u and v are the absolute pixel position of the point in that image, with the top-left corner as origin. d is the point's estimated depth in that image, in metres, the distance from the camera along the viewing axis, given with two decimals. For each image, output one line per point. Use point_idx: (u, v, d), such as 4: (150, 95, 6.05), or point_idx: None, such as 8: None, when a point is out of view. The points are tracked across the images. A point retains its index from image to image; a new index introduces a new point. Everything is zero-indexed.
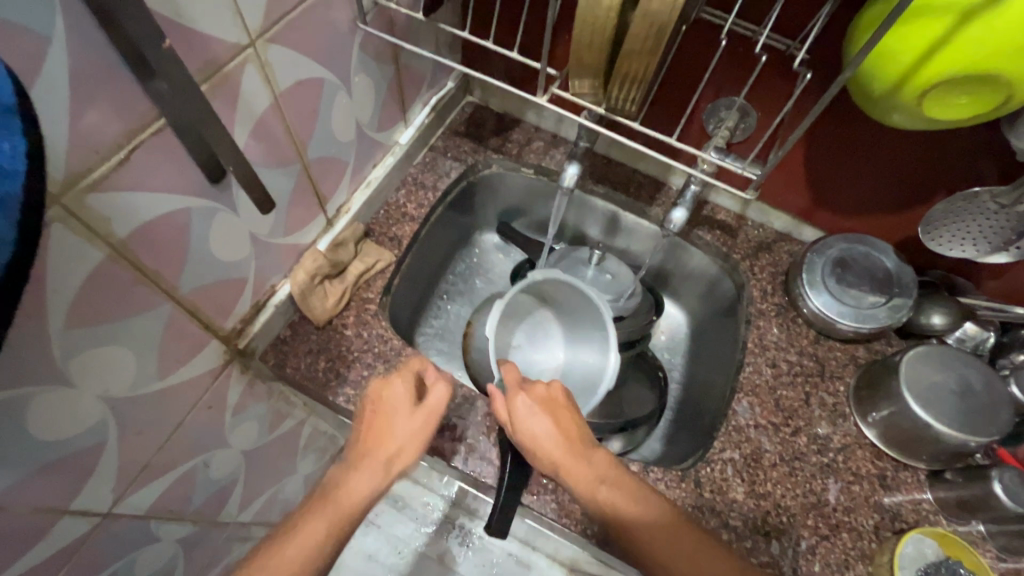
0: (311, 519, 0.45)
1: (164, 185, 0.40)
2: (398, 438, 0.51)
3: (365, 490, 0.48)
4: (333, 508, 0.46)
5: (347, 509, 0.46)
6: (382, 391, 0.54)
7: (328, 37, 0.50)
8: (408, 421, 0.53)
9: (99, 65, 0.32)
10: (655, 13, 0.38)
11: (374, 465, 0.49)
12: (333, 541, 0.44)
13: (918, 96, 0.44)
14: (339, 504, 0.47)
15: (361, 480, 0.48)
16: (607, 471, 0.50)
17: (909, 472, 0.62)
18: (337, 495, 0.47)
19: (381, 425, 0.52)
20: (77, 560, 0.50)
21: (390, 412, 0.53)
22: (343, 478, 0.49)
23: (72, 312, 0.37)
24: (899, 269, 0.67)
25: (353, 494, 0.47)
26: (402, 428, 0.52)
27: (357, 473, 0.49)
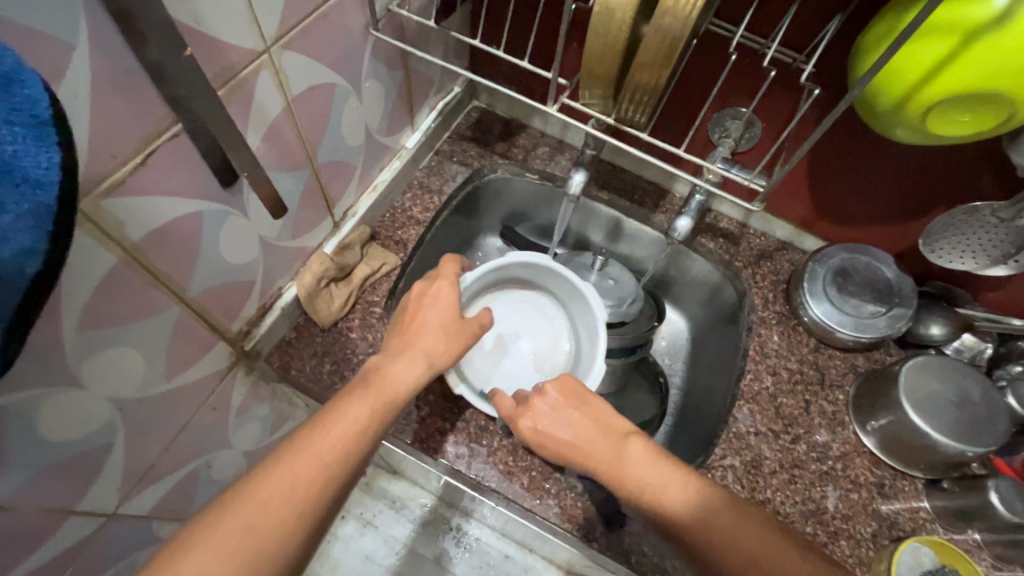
0: (352, 402, 0.45)
1: (179, 189, 0.40)
2: (432, 336, 0.52)
3: (407, 371, 0.49)
4: (380, 389, 0.47)
5: (392, 393, 0.48)
6: (421, 288, 0.55)
7: (340, 43, 0.51)
8: (442, 315, 0.54)
9: (120, 71, 0.32)
10: (668, 26, 0.38)
11: (415, 355, 0.51)
12: (377, 420, 0.46)
13: (922, 113, 0.44)
14: (385, 386, 0.48)
15: (402, 362, 0.50)
16: (643, 456, 0.49)
17: (907, 480, 0.63)
18: (376, 378, 0.48)
19: (417, 320, 0.53)
20: (81, 559, 0.50)
21: (429, 303, 0.54)
22: (385, 363, 0.50)
23: (86, 314, 0.37)
24: (899, 280, 0.68)
25: (396, 381, 0.49)
26: (434, 316, 0.53)
27: (402, 360, 0.50)
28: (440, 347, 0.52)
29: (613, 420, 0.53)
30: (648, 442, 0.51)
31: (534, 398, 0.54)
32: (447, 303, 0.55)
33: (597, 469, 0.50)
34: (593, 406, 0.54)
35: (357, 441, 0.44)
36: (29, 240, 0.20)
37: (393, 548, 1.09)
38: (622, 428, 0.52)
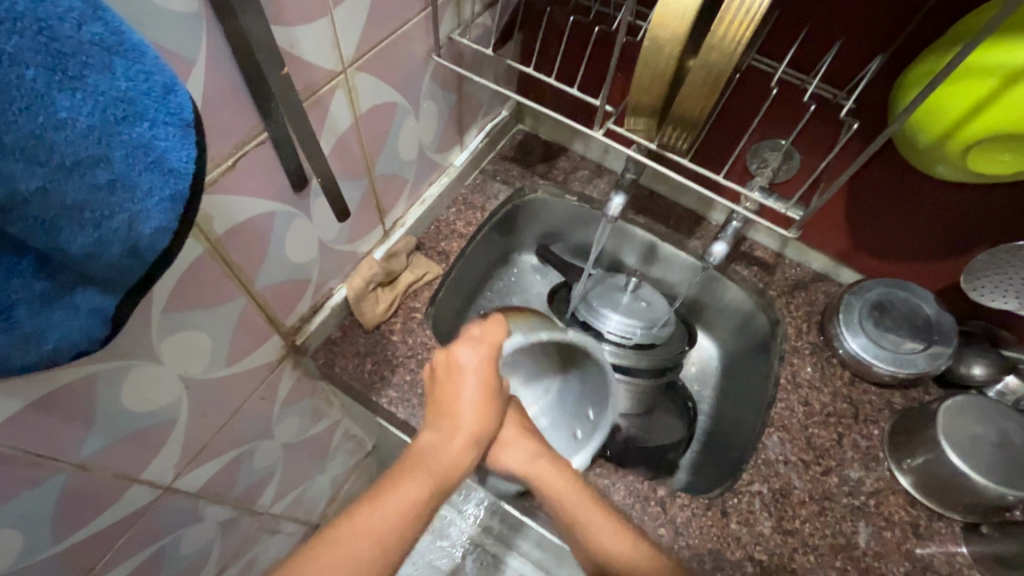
0: (408, 482, 0.49)
1: (260, 192, 0.45)
2: (472, 416, 0.54)
3: (460, 456, 0.52)
4: (435, 474, 0.50)
5: (447, 474, 0.51)
6: (460, 359, 0.55)
7: (406, 66, 0.55)
8: (477, 386, 0.55)
9: (225, 83, 0.37)
10: (714, 61, 0.41)
11: (464, 439, 0.53)
12: (432, 502, 0.49)
13: (960, 151, 0.46)
14: (437, 471, 0.50)
15: (455, 450, 0.52)
16: (585, 507, 0.54)
17: (944, 523, 0.61)
18: (434, 458, 0.51)
19: (456, 396, 0.54)
20: (136, 527, 0.54)
21: (466, 376, 0.55)
22: (443, 441, 0.52)
23: (173, 296, 0.42)
24: (939, 316, 0.67)
25: (449, 463, 0.51)
26: (472, 392, 0.54)
27: (452, 444, 0.52)
28: (484, 424, 0.55)
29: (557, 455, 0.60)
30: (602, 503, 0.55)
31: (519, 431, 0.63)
32: (483, 378, 0.55)
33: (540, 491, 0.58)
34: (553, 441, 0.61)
35: (413, 521, 0.47)
36: (162, 220, 0.24)
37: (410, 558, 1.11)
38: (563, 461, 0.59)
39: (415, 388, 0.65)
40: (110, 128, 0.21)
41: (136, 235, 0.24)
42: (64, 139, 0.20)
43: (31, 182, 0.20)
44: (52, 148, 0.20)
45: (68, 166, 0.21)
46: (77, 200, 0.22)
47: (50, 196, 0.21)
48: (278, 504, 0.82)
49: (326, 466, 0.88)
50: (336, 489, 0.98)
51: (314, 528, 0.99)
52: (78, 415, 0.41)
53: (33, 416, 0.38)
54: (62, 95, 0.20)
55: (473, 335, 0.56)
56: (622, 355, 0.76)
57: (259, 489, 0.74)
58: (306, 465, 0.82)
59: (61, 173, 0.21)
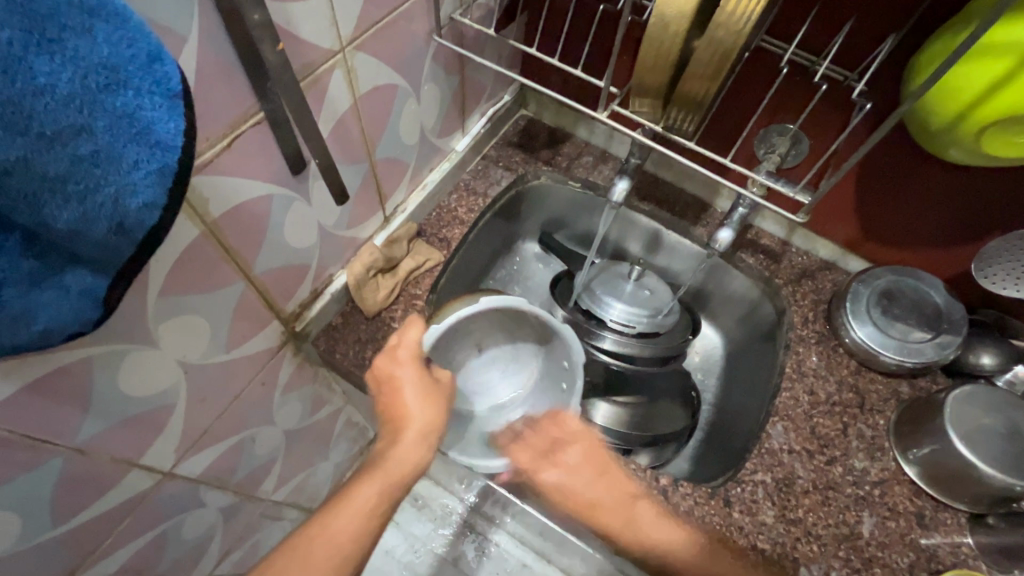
0: (362, 484, 0.49)
1: (257, 174, 0.44)
2: (419, 416, 0.53)
3: (411, 459, 0.51)
4: (382, 475, 0.50)
5: (398, 474, 0.51)
6: (384, 369, 0.54)
7: (406, 47, 0.54)
8: (415, 387, 0.53)
9: (220, 60, 0.36)
10: (721, 38, 0.40)
11: (411, 436, 0.52)
12: (385, 502, 0.49)
13: (973, 135, 0.44)
14: (387, 472, 0.50)
15: (405, 452, 0.51)
16: (648, 521, 0.55)
17: (950, 513, 0.61)
18: (387, 460, 0.51)
19: (398, 405, 0.53)
20: (136, 512, 0.54)
21: (401, 384, 0.53)
22: (391, 445, 0.52)
23: (169, 280, 0.42)
24: (948, 305, 0.66)
25: (402, 464, 0.51)
26: (412, 395, 0.53)
27: (400, 443, 0.52)
28: (430, 420, 0.53)
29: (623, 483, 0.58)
30: (657, 508, 0.56)
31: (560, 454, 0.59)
32: (417, 379, 0.53)
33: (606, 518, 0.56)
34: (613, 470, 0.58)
35: (367, 523, 0.48)
36: (151, 195, 0.24)
37: (412, 545, 1.11)
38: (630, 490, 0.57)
39: None
40: (92, 96, 0.21)
41: (123, 211, 0.23)
42: (44, 106, 0.20)
43: (10, 151, 0.20)
44: (31, 116, 0.20)
45: (48, 136, 0.20)
46: (61, 171, 0.21)
47: (31, 167, 0.21)
48: (280, 490, 0.82)
49: (328, 453, 0.88)
50: (339, 477, 0.98)
51: None
52: (75, 399, 0.40)
53: (27, 399, 0.37)
54: (40, 59, 0.19)
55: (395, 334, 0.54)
56: (624, 344, 0.74)
57: (261, 476, 0.74)
58: (308, 452, 0.82)
59: (42, 142, 0.20)
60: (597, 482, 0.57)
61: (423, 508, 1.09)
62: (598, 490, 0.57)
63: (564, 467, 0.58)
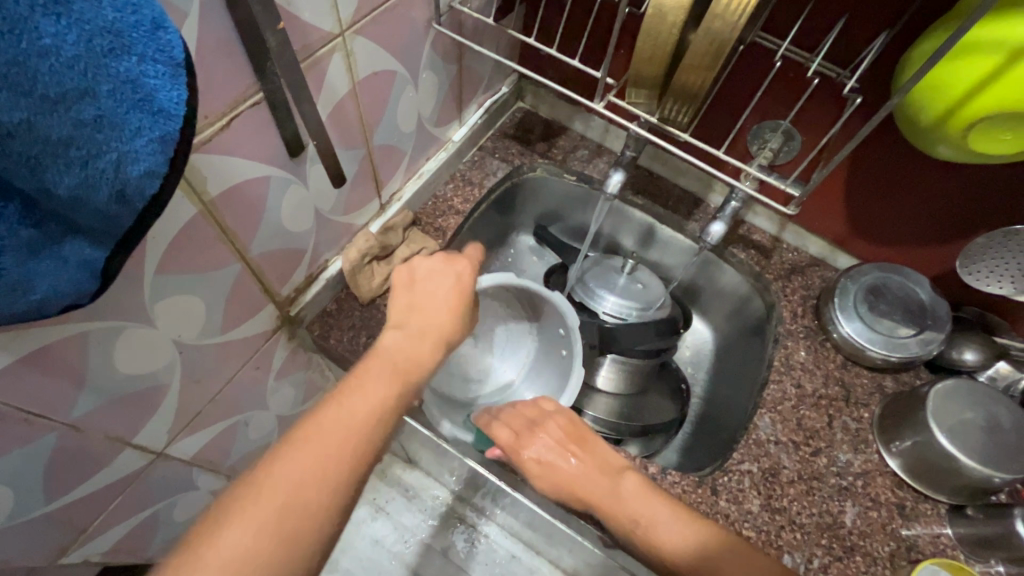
0: (371, 377, 0.44)
1: (254, 155, 0.44)
2: (442, 319, 0.51)
3: (431, 358, 0.49)
4: (396, 368, 0.46)
5: (411, 372, 0.47)
6: (416, 274, 0.53)
7: (405, 33, 0.54)
8: (451, 294, 0.52)
9: (221, 39, 0.36)
10: (718, 29, 0.40)
11: (430, 336, 0.49)
12: (397, 405, 0.44)
13: (961, 131, 0.45)
14: (405, 367, 0.47)
15: (424, 349, 0.48)
16: (635, 493, 0.53)
17: (930, 504, 0.62)
18: (398, 355, 0.47)
19: (422, 301, 0.51)
20: (128, 492, 0.54)
21: (439, 289, 0.52)
22: (407, 345, 0.48)
23: (166, 258, 0.42)
24: (933, 301, 0.67)
25: (414, 360, 0.48)
26: (447, 301, 0.51)
27: (417, 343, 0.49)
28: (453, 327, 0.51)
29: (609, 457, 0.57)
30: (642, 479, 0.54)
31: (539, 432, 0.59)
32: (459, 288, 0.52)
33: (595, 504, 0.55)
34: (594, 443, 0.58)
35: (379, 423, 0.42)
36: (152, 163, 0.24)
37: (401, 536, 1.09)
38: (617, 464, 0.57)
39: None
40: (96, 60, 0.21)
41: (124, 179, 0.24)
42: (49, 68, 0.20)
43: (15, 114, 0.20)
44: (36, 78, 0.20)
45: (53, 99, 0.21)
46: (63, 135, 0.22)
47: (35, 130, 0.21)
48: None
49: None
50: None
51: None
52: (70, 375, 0.40)
53: (22, 372, 0.37)
54: (46, 20, 0.20)
55: (436, 273, 0.52)
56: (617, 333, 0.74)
57: (253, 461, 0.74)
58: None
59: (46, 105, 0.21)
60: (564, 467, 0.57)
61: (413, 499, 1.10)
62: (580, 458, 0.57)
63: (542, 445, 0.58)
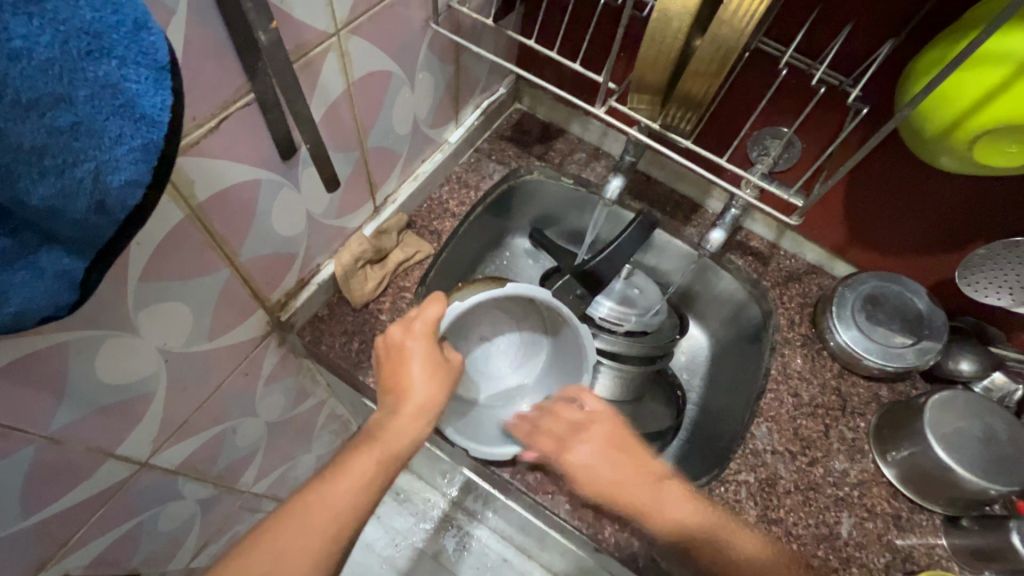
0: (359, 457, 0.48)
1: (244, 158, 0.43)
2: (421, 391, 0.52)
3: (411, 436, 0.50)
4: (381, 448, 0.49)
5: (396, 447, 0.49)
6: (394, 340, 0.54)
7: (402, 33, 0.53)
8: (425, 361, 0.53)
9: (211, 38, 0.35)
10: (724, 36, 0.40)
11: (410, 411, 0.51)
12: (379, 474, 0.48)
13: (966, 142, 0.45)
14: (387, 444, 0.49)
15: (402, 426, 0.50)
16: (680, 498, 0.52)
17: (925, 515, 0.62)
18: (383, 432, 0.50)
19: (401, 375, 0.53)
20: (111, 503, 0.53)
21: (410, 356, 0.53)
22: (386, 419, 0.51)
23: (151, 263, 0.40)
24: (931, 311, 0.67)
25: (397, 435, 0.50)
26: (419, 368, 0.52)
27: (397, 418, 0.51)
28: (432, 397, 0.52)
29: (647, 461, 0.55)
30: (685, 488, 0.53)
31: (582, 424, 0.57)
32: (426, 353, 0.53)
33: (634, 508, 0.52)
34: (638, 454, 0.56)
35: (365, 496, 0.47)
36: (135, 172, 0.22)
37: (393, 539, 1.11)
38: (657, 471, 0.54)
39: None
40: (70, 63, 0.20)
41: (103, 188, 0.22)
42: (20, 71, 0.19)
43: None
44: (7, 82, 0.19)
45: (25, 104, 0.19)
46: (36, 143, 0.20)
47: (5, 137, 0.20)
48: (259, 484, 0.80)
49: (310, 446, 0.87)
50: (321, 469, 0.97)
51: None
52: (50, 386, 0.39)
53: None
54: (17, 20, 0.18)
55: (410, 337, 0.53)
56: (614, 342, 0.73)
57: (241, 467, 0.72)
58: (289, 444, 0.81)
59: (17, 111, 0.19)
60: (605, 453, 0.55)
61: (405, 503, 1.09)
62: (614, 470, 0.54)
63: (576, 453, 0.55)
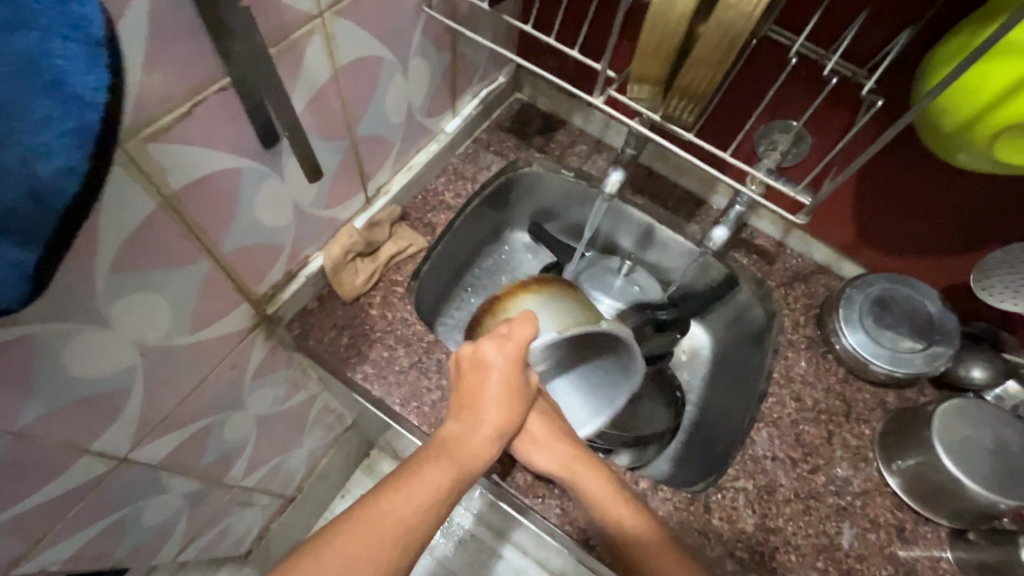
0: (433, 468, 0.46)
1: (221, 146, 0.41)
2: (499, 412, 0.51)
3: (485, 455, 0.49)
4: (454, 462, 0.47)
5: (469, 464, 0.48)
6: (485, 353, 0.52)
7: (392, 16, 0.51)
8: (503, 380, 0.52)
9: (179, 17, 0.33)
10: (731, 21, 0.37)
11: (488, 433, 0.50)
12: (454, 490, 0.47)
13: (987, 139, 0.42)
14: (461, 459, 0.48)
15: (479, 444, 0.49)
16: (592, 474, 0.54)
17: (930, 527, 0.60)
18: (459, 447, 0.48)
19: (479, 394, 0.51)
20: (88, 499, 0.51)
21: (492, 372, 0.51)
22: (466, 433, 0.50)
23: (121, 255, 0.39)
24: (942, 316, 0.64)
25: (473, 453, 0.49)
26: (497, 390, 0.51)
27: (477, 435, 0.50)
28: (509, 420, 0.51)
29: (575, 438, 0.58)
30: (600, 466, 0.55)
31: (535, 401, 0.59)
32: (508, 377, 0.52)
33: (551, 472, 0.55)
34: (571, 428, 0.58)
35: (435, 510, 0.45)
36: (70, 159, 0.22)
37: None
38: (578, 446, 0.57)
39: (392, 365, 0.62)
40: None
41: (33, 177, 0.21)
42: None
43: None
44: None
45: None
46: None
47: None
48: (249, 477, 0.79)
49: (302, 440, 0.86)
50: (313, 463, 0.96)
51: (289, 501, 0.97)
52: (14, 381, 0.37)
53: None
54: None
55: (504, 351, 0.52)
56: None
57: (229, 462, 0.71)
58: (280, 438, 0.80)
59: None
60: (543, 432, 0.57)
61: None
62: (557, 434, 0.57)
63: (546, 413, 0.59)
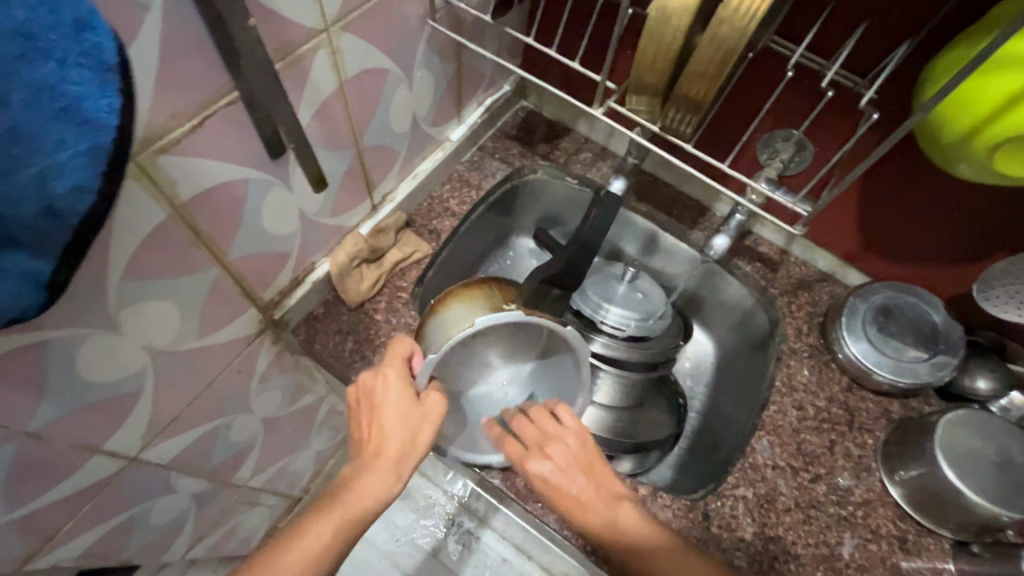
0: (321, 518, 0.47)
1: (229, 157, 0.42)
2: (395, 440, 0.50)
3: (380, 491, 0.49)
4: (348, 505, 0.48)
5: (363, 507, 0.48)
6: (366, 384, 0.53)
7: (397, 30, 0.52)
8: (400, 408, 0.51)
9: (189, 36, 0.34)
10: (724, 36, 0.38)
11: (382, 467, 0.50)
12: (344, 536, 0.47)
13: (986, 150, 0.42)
14: (356, 501, 0.48)
15: (374, 481, 0.49)
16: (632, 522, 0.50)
17: (933, 539, 0.59)
18: (352, 491, 0.49)
19: (377, 426, 0.52)
20: (100, 498, 0.53)
21: (384, 403, 0.51)
22: (357, 474, 0.50)
23: (132, 263, 0.40)
24: (947, 325, 0.64)
25: (365, 494, 0.49)
26: (392, 421, 0.51)
27: (372, 473, 0.50)
28: (404, 448, 0.51)
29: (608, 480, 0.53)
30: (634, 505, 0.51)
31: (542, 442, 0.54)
32: (400, 404, 0.51)
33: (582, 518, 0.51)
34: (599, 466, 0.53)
35: (325, 556, 0.46)
36: (81, 178, 0.23)
37: (393, 535, 1.11)
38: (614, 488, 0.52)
39: None
40: (7, 64, 0.20)
41: (51, 194, 0.23)
42: None
43: None
44: None
45: None
46: None
47: None
48: (257, 478, 0.80)
49: (309, 442, 0.87)
50: (321, 464, 0.97)
51: (297, 501, 0.99)
52: (29, 384, 0.39)
53: None
54: None
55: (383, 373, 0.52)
56: (614, 347, 0.71)
57: (237, 463, 0.73)
58: (288, 440, 0.81)
59: None
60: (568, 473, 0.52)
61: (406, 499, 1.07)
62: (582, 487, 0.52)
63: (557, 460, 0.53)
